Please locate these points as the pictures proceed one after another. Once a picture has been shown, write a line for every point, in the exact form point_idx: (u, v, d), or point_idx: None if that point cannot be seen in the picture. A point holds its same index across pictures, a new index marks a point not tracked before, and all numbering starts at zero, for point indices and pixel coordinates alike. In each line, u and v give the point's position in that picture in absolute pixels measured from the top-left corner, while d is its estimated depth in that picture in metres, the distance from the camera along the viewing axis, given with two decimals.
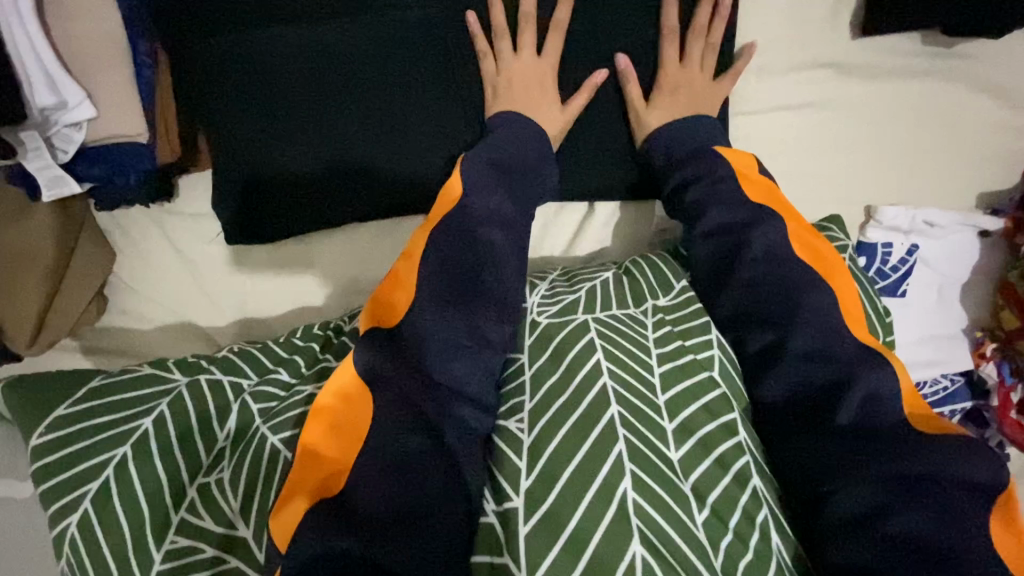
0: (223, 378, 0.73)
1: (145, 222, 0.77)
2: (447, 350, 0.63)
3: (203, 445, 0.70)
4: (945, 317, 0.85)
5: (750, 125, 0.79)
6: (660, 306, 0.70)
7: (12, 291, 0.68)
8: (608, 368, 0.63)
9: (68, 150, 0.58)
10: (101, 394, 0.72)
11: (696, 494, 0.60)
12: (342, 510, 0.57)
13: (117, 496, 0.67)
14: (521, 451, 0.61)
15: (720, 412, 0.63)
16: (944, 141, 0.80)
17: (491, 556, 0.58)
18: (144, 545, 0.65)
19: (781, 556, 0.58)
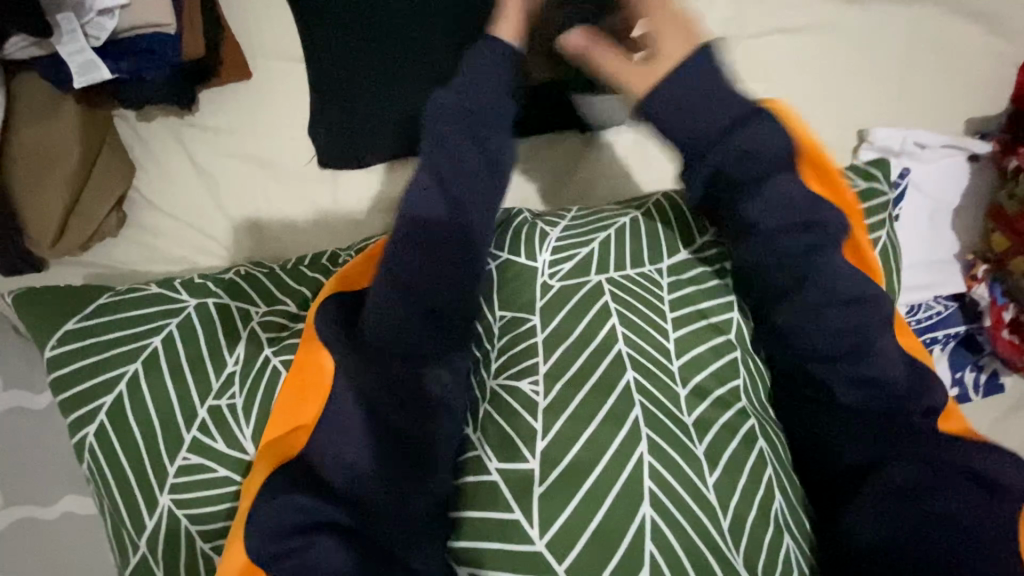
0: (232, 304, 0.67)
1: (166, 135, 0.80)
2: (409, 325, 0.62)
3: (213, 367, 0.63)
4: (938, 243, 0.87)
5: (750, 47, 0.84)
6: (674, 265, 0.69)
7: (38, 188, 0.71)
8: (624, 334, 0.64)
9: (100, 38, 0.62)
10: (107, 312, 0.65)
11: (708, 456, 0.60)
12: (307, 477, 0.59)
13: (130, 411, 0.62)
14: (537, 412, 0.61)
15: (728, 375, 0.64)
16: (930, 65, 0.86)
17: (502, 514, 0.57)
18: (158, 462, 0.61)
19: (781, 514, 0.60)
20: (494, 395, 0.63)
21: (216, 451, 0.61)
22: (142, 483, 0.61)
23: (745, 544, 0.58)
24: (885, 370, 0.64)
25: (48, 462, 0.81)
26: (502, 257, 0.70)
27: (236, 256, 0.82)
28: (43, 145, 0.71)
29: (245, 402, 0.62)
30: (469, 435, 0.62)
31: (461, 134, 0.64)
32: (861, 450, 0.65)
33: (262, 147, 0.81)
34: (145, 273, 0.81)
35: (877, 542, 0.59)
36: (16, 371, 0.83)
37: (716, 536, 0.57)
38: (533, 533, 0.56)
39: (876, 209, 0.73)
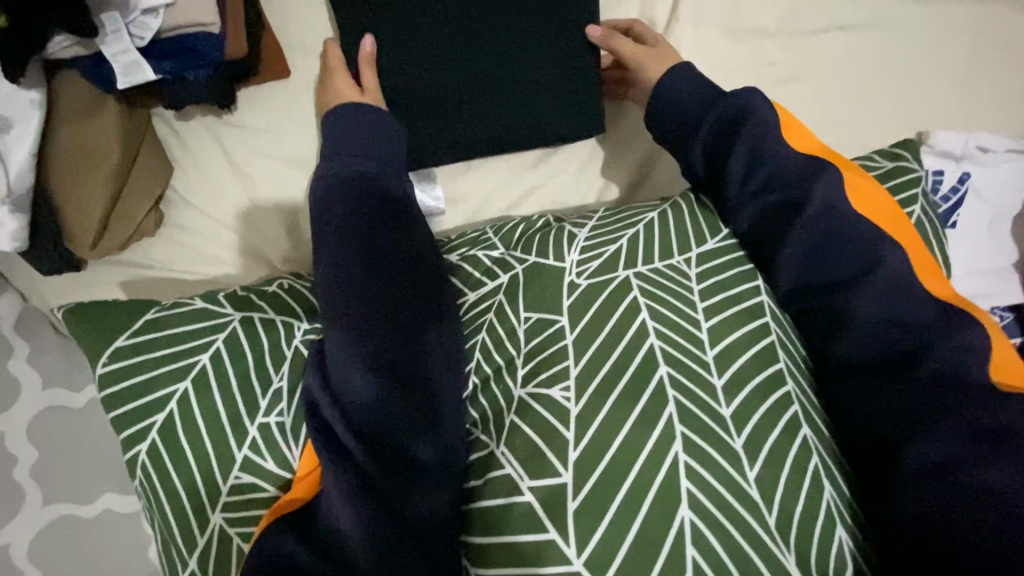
0: (278, 318, 0.67)
1: (204, 134, 0.79)
2: (350, 314, 0.62)
3: (260, 384, 0.64)
4: (993, 250, 0.82)
5: (806, 46, 0.80)
6: (703, 254, 0.68)
7: (81, 189, 0.71)
8: (655, 329, 0.62)
9: (145, 37, 0.60)
10: (155, 328, 0.65)
11: (748, 450, 0.58)
12: (305, 521, 0.57)
13: (182, 430, 0.61)
14: (567, 421, 0.60)
15: (766, 361, 0.62)
16: (997, 65, 0.82)
17: (535, 535, 0.56)
18: (212, 481, 0.61)
19: (834, 506, 0.57)
20: (522, 405, 0.62)
21: (267, 470, 0.62)
22: (192, 495, 0.61)
23: (795, 541, 0.56)
24: (907, 313, 0.61)
25: (84, 464, 0.81)
26: (530, 260, 0.70)
27: (273, 256, 0.82)
28: (84, 146, 0.70)
29: (293, 422, 0.63)
30: (498, 452, 0.61)
31: (338, 161, 0.68)
32: (880, 423, 0.58)
33: (300, 147, 0.79)
34: (184, 274, 0.82)
35: (920, 516, 0.52)
36: (57, 368, 0.83)
37: (765, 538, 0.55)
38: (570, 552, 0.55)
39: (907, 183, 0.72)
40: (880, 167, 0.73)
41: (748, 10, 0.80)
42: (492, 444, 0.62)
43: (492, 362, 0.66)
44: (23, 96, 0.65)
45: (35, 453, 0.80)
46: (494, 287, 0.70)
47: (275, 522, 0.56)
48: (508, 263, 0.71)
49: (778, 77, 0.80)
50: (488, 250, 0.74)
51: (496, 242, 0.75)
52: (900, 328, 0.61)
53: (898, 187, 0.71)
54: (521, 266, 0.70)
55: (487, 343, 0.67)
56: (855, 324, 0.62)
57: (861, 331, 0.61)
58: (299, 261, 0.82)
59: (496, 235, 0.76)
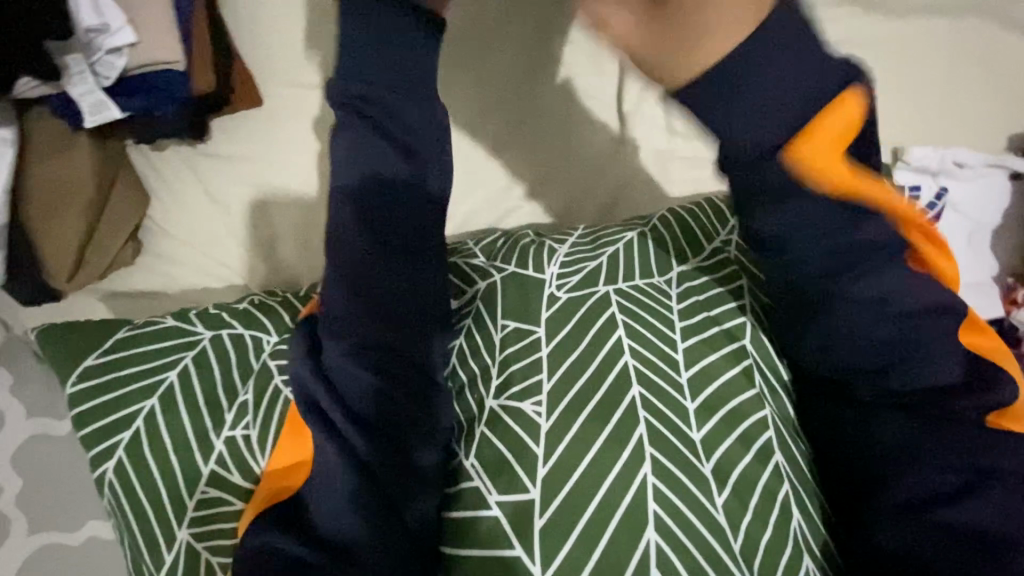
0: (244, 333, 0.68)
1: (178, 163, 0.79)
2: (362, 322, 0.59)
3: (225, 399, 0.65)
4: (970, 264, 0.82)
5: None
6: (682, 275, 0.70)
7: (55, 224, 0.71)
8: (631, 346, 0.64)
9: (110, 77, 0.61)
10: (124, 347, 0.66)
11: (716, 475, 0.60)
12: (291, 516, 0.59)
13: (149, 447, 0.63)
14: (538, 438, 0.61)
15: (745, 385, 0.64)
16: (973, 79, 0.82)
17: (501, 550, 0.58)
18: (179, 497, 0.62)
19: (800, 532, 0.60)
20: (493, 416, 0.63)
21: (230, 483, 0.63)
22: (160, 513, 0.62)
23: (759, 565, 0.58)
24: (934, 364, 0.56)
25: (67, 492, 0.81)
26: (509, 270, 0.70)
27: (250, 282, 0.83)
28: (57, 182, 0.70)
29: (259, 435, 0.63)
30: (466, 463, 0.62)
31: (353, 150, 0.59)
32: (873, 461, 0.61)
33: (275, 174, 0.79)
34: (163, 300, 0.83)
35: (901, 551, 0.58)
36: (39, 397, 0.84)
37: (725, 557, 0.57)
38: (535, 568, 0.57)
39: None
40: None
41: None
42: (460, 453, 0.63)
43: (467, 368, 0.66)
44: None
45: (20, 481, 0.81)
46: (471, 294, 0.70)
47: (273, 523, 0.58)
48: (486, 272, 0.71)
49: None
50: (468, 259, 0.73)
51: (475, 253, 0.74)
52: (910, 368, 0.56)
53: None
54: (500, 275, 0.70)
55: (465, 348, 0.67)
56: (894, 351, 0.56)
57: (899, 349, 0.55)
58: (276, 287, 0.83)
59: (477, 245, 0.75)
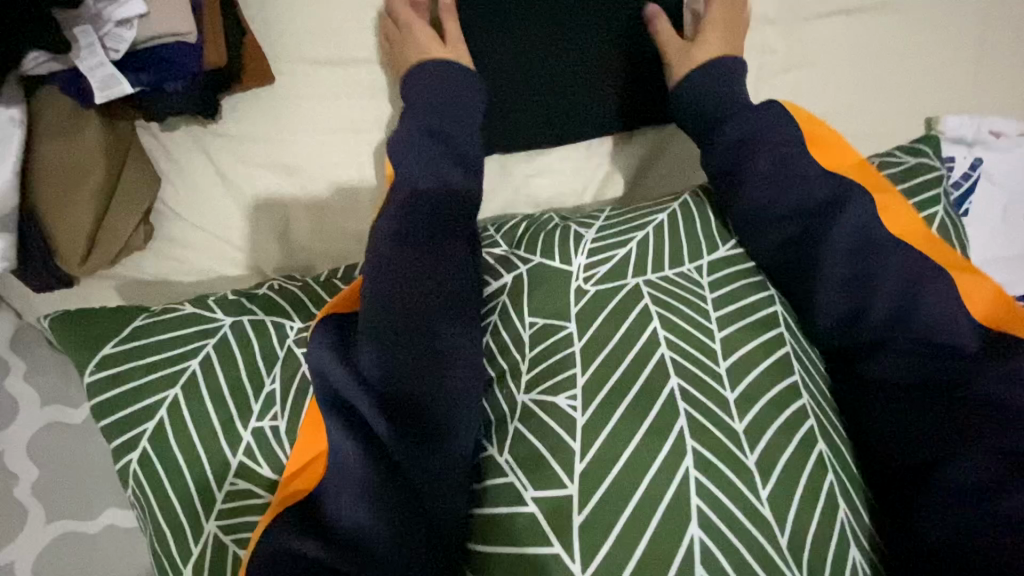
0: (267, 319, 0.67)
1: (189, 143, 0.77)
2: (393, 314, 0.61)
3: (252, 389, 0.63)
4: (1011, 238, 0.79)
5: (807, 32, 0.77)
6: (713, 263, 0.68)
7: (67, 206, 0.70)
8: (665, 338, 0.62)
9: (119, 50, 0.59)
10: (144, 335, 0.65)
11: (761, 467, 0.58)
12: (302, 511, 0.57)
13: (173, 437, 0.62)
14: (574, 431, 0.59)
15: (781, 372, 0.62)
16: (1009, 46, 0.79)
17: (540, 547, 0.56)
18: (209, 490, 0.61)
19: (848, 524, 0.58)
20: (527, 412, 0.61)
21: (261, 476, 0.62)
22: (188, 505, 0.61)
23: (808, 561, 0.56)
24: (944, 331, 0.62)
25: (86, 480, 0.80)
26: (534, 261, 0.68)
27: (264, 266, 0.81)
28: (67, 162, 0.69)
29: (288, 424, 0.62)
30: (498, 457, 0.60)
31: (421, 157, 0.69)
32: (912, 448, 0.60)
33: (289, 153, 0.78)
34: (177, 285, 0.81)
35: (951, 542, 0.54)
36: (55, 385, 0.83)
37: (774, 555, 0.55)
38: (575, 567, 0.55)
39: (923, 184, 0.70)
40: (903, 163, 0.71)
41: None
42: (491, 448, 0.62)
43: (497, 365, 0.65)
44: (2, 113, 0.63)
45: (36, 471, 0.79)
46: (499, 288, 0.68)
47: (295, 524, 0.56)
48: (509, 263, 0.69)
49: (779, 65, 0.77)
50: (490, 249, 0.72)
51: (497, 242, 0.73)
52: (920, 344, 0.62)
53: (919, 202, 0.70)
54: (525, 267, 0.68)
55: (493, 345, 0.66)
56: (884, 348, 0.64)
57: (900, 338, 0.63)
58: (291, 270, 0.81)
59: (499, 233, 0.74)
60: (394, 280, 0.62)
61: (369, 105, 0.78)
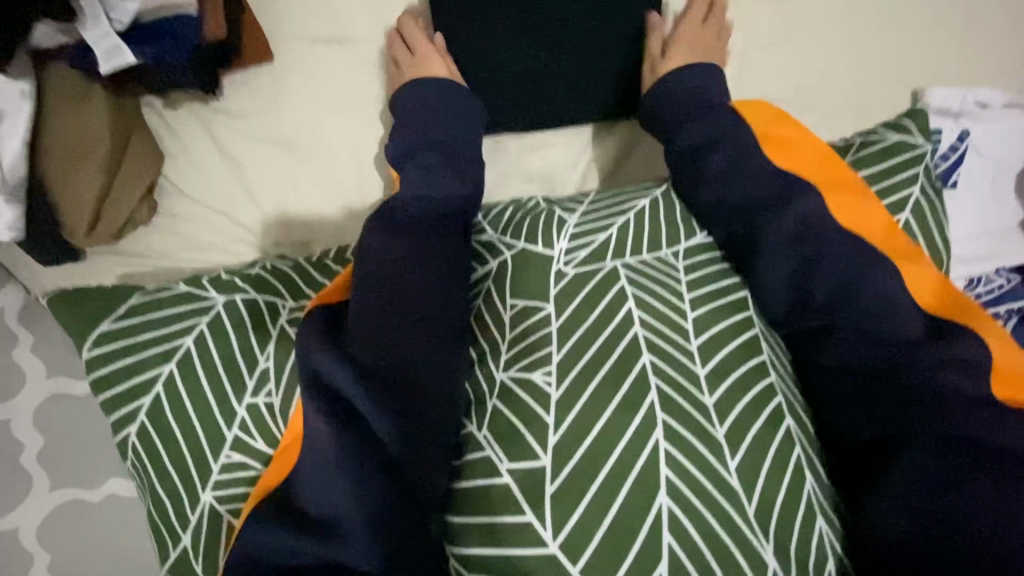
0: (259, 299, 0.69)
1: (192, 121, 0.80)
2: (382, 305, 0.62)
3: (246, 366, 0.65)
4: (997, 211, 0.80)
5: (794, 7, 0.78)
6: (690, 248, 0.70)
7: (71, 181, 0.72)
8: (640, 317, 0.63)
9: (124, 22, 0.62)
10: (140, 313, 0.67)
11: (731, 439, 0.59)
12: (284, 508, 0.56)
13: (168, 409, 0.64)
14: (548, 407, 0.60)
15: (752, 351, 0.63)
16: (996, 22, 0.80)
17: (514, 516, 0.57)
18: (203, 460, 0.63)
19: (815, 496, 0.59)
20: (504, 390, 0.62)
21: (254, 449, 0.63)
22: (184, 471, 0.63)
23: (775, 531, 0.57)
24: (886, 317, 0.64)
25: (87, 451, 0.82)
26: (519, 246, 0.69)
27: (264, 241, 0.83)
28: (73, 138, 0.71)
29: (281, 401, 0.64)
30: (477, 434, 0.61)
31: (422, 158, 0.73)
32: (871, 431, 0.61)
33: (288, 131, 0.80)
34: (178, 261, 0.84)
35: (910, 535, 0.55)
36: (60, 358, 0.85)
37: (740, 522, 0.57)
38: (546, 535, 0.56)
39: (903, 164, 0.72)
40: (886, 140, 0.73)
41: None
42: (471, 426, 0.62)
43: (477, 347, 0.66)
44: (11, 87, 0.66)
45: (41, 440, 0.81)
46: (483, 273, 0.70)
47: (277, 519, 0.55)
48: (496, 249, 0.71)
49: (766, 40, 0.79)
50: (478, 235, 0.74)
51: (484, 228, 0.74)
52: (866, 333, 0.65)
53: (895, 183, 0.71)
54: (510, 252, 0.70)
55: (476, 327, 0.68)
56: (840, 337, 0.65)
57: (860, 325, 0.65)
58: (289, 245, 0.84)
59: (486, 219, 0.75)
60: (380, 280, 0.63)
61: (366, 82, 0.80)
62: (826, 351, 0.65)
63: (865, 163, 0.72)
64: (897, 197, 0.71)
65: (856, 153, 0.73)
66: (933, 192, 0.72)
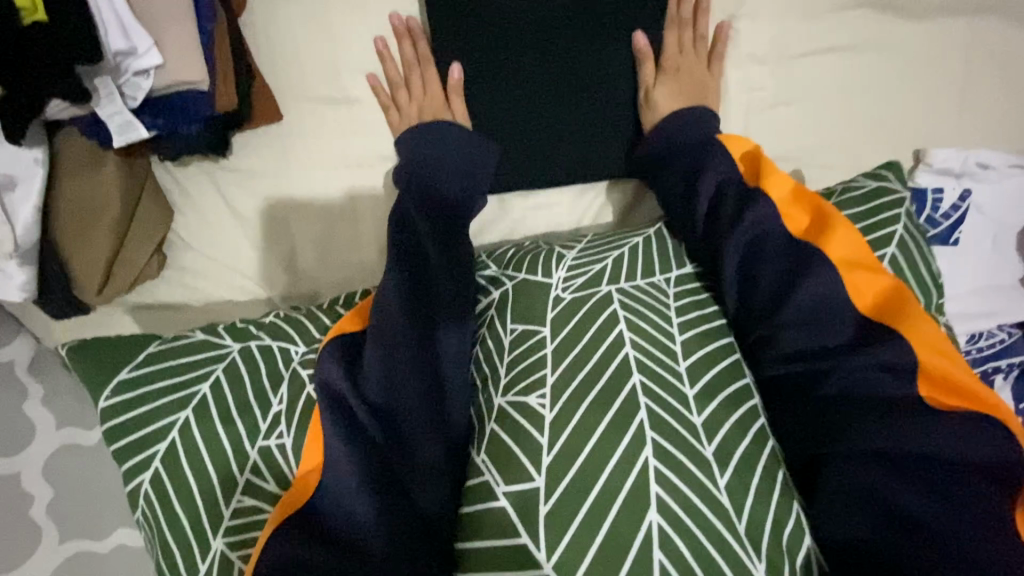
0: (273, 343, 0.70)
1: (201, 178, 0.81)
2: (405, 325, 0.67)
3: (260, 410, 0.66)
4: (1000, 268, 0.80)
5: (793, 69, 0.80)
6: (680, 276, 0.71)
7: (84, 239, 0.73)
8: (631, 339, 0.64)
9: (137, 98, 0.63)
10: (157, 360, 0.68)
11: (718, 458, 0.60)
12: (306, 520, 0.60)
13: (184, 458, 0.64)
14: (543, 427, 0.61)
15: (737, 374, 0.64)
16: (995, 83, 0.81)
17: (508, 541, 0.58)
18: (215, 505, 0.63)
19: (802, 516, 0.60)
20: (502, 413, 0.63)
21: (266, 491, 0.63)
22: (194, 521, 0.63)
23: (767, 548, 0.57)
24: (834, 332, 0.64)
25: (93, 504, 0.82)
26: (520, 277, 0.71)
27: (272, 294, 0.84)
28: (85, 199, 0.72)
29: (293, 442, 0.64)
30: (476, 458, 0.62)
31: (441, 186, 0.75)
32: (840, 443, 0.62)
33: (295, 187, 0.81)
34: (187, 313, 0.84)
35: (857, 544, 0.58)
36: (70, 408, 0.86)
37: (735, 546, 0.57)
38: (540, 556, 0.57)
39: (889, 205, 0.71)
40: (865, 186, 0.73)
41: (736, 36, 0.80)
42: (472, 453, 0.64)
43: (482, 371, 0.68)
44: (26, 156, 0.67)
45: (50, 492, 0.82)
46: (487, 303, 0.72)
47: (300, 533, 0.59)
48: (498, 280, 0.73)
49: (768, 101, 0.80)
50: (482, 270, 0.75)
51: (486, 264, 0.76)
52: (830, 344, 0.64)
53: (880, 222, 0.71)
54: (511, 283, 0.72)
55: (480, 354, 0.70)
56: (811, 351, 0.64)
57: (833, 339, 0.64)
58: (298, 297, 0.84)
59: (489, 257, 0.77)
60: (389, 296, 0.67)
61: (374, 140, 0.81)
62: (779, 347, 0.65)
63: (846, 204, 0.72)
64: (881, 233, 0.70)
65: (836, 199, 0.73)
66: (918, 232, 0.72)
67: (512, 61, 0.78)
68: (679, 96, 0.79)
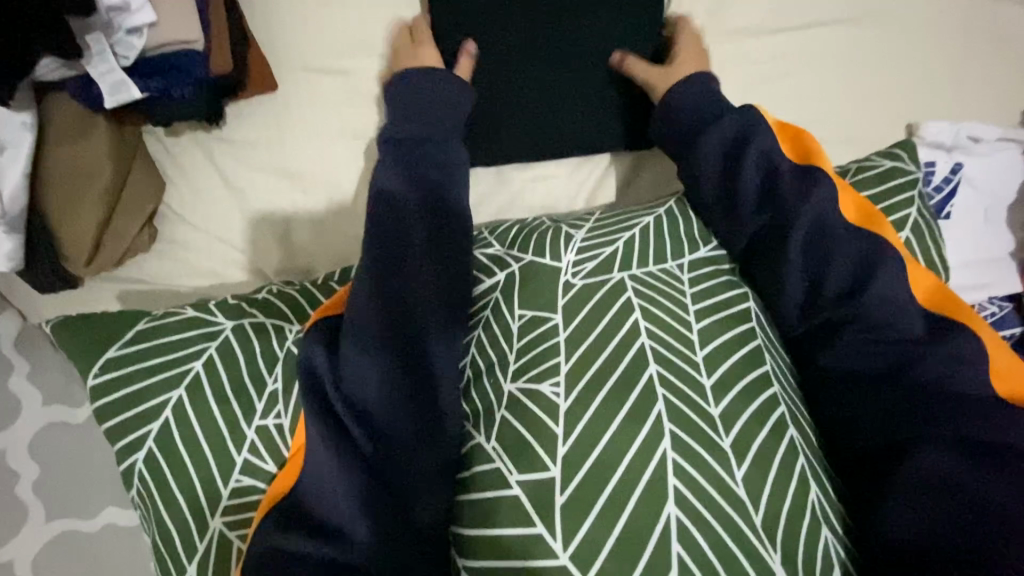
0: (267, 321, 0.68)
1: (194, 149, 0.80)
2: (383, 312, 0.64)
3: (256, 390, 0.64)
4: (991, 241, 0.81)
5: (784, 43, 0.81)
6: (693, 262, 0.70)
7: (73, 207, 0.72)
8: (647, 328, 0.64)
9: (129, 57, 0.62)
10: (146, 338, 0.66)
11: (736, 450, 0.59)
12: (289, 513, 0.59)
13: (178, 435, 0.63)
14: (557, 416, 0.60)
15: (754, 362, 0.64)
16: (978, 57, 0.83)
17: (524, 530, 0.57)
18: (213, 486, 0.62)
19: (819, 505, 0.59)
20: (513, 400, 0.62)
21: (266, 472, 0.63)
22: (190, 497, 0.62)
23: (782, 539, 0.57)
24: (886, 323, 0.64)
25: (82, 484, 0.80)
26: (527, 259, 0.70)
27: (265, 268, 0.83)
28: (75, 165, 0.71)
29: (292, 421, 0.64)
30: (489, 445, 0.61)
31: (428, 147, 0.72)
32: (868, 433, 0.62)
33: (289, 158, 0.80)
34: (178, 288, 0.83)
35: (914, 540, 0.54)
36: (57, 385, 0.84)
37: (747, 532, 0.57)
38: (556, 546, 0.56)
39: (904, 185, 0.72)
40: (880, 165, 0.74)
41: (729, 10, 0.81)
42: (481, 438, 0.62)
43: (486, 357, 0.66)
44: (15, 118, 0.66)
45: (38, 471, 0.80)
46: (493, 284, 0.70)
47: (280, 526, 0.58)
48: (503, 261, 0.71)
49: (763, 74, 0.81)
50: (484, 248, 0.73)
51: (490, 242, 0.74)
52: (873, 332, 0.64)
53: (889, 205, 0.72)
54: (517, 265, 0.70)
55: (483, 338, 0.66)
56: (840, 338, 0.65)
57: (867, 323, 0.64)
58: (292, 272, 0.83)
59: (492, 235, 0.75)
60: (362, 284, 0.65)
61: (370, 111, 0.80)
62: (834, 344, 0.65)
63: (864, 185, 0.72)
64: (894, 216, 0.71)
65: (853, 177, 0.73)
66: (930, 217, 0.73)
67: (508, 32, 0.78)
68: (678, 70, 0.77)
